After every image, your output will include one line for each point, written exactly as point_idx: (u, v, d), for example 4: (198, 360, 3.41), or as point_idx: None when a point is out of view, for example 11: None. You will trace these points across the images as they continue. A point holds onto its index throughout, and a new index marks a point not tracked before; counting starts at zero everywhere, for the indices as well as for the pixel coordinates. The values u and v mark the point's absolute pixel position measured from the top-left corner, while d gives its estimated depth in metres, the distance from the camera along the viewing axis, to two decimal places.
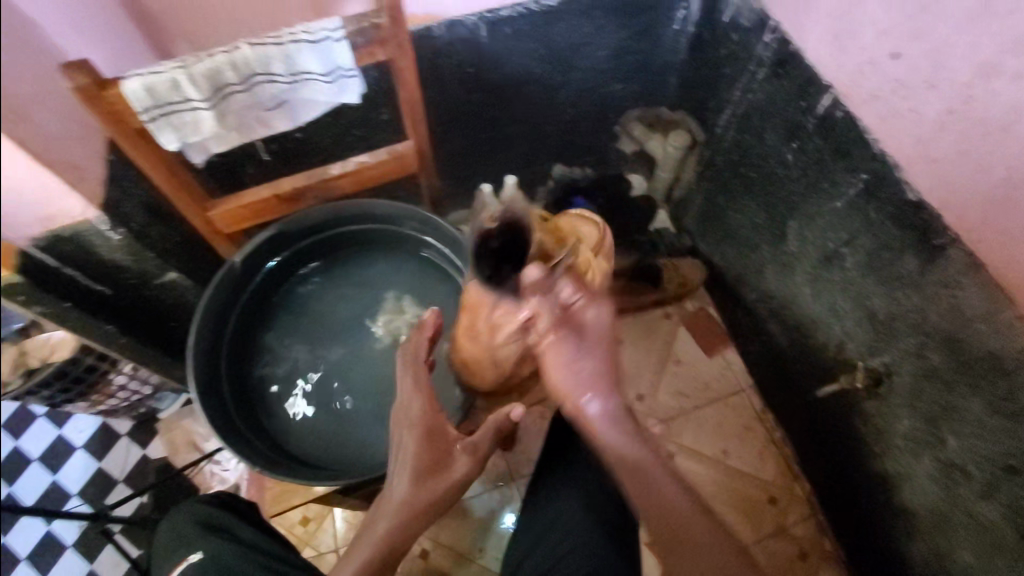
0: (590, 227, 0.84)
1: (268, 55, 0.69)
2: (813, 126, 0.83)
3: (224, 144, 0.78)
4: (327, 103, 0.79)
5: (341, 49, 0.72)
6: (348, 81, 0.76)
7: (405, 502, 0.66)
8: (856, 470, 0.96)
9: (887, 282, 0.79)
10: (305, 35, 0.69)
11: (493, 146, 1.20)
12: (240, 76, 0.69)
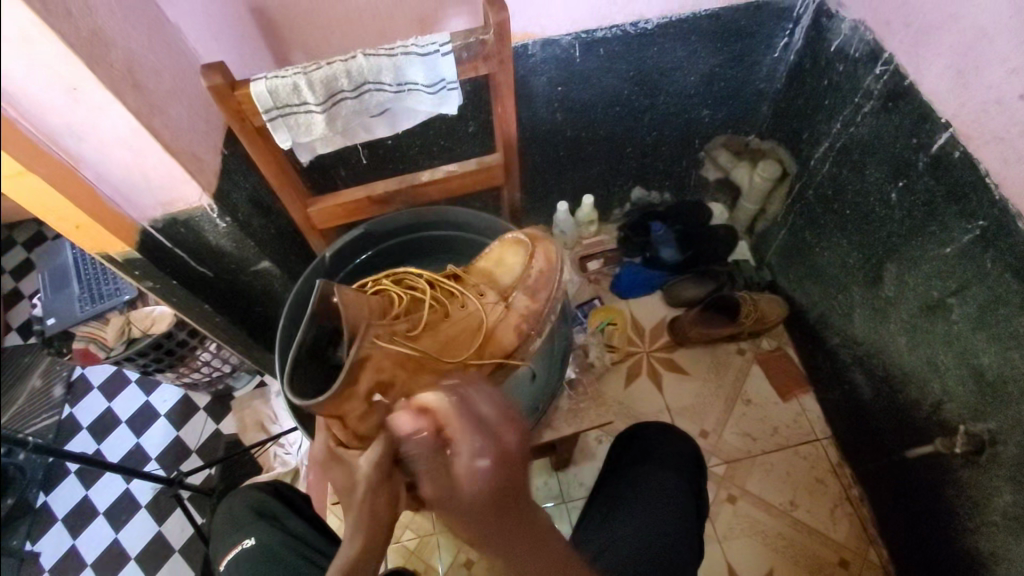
0: (517, 262, 0.83)
1: (380, 65, 0.73)
2: (924, 166, 0.78)
3: (330, 146, 0.83)
4: (427, 112, 0.82)
5: (447, 62, 0.74)
6: (449, 92, 0.79)
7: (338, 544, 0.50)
8: (947, 544, 0.87)
9: (1001, 340, 0.71)
10: (415, 48, 0.72)
11: (572, 164, 1.21)
12: (353, 83, 0.74)
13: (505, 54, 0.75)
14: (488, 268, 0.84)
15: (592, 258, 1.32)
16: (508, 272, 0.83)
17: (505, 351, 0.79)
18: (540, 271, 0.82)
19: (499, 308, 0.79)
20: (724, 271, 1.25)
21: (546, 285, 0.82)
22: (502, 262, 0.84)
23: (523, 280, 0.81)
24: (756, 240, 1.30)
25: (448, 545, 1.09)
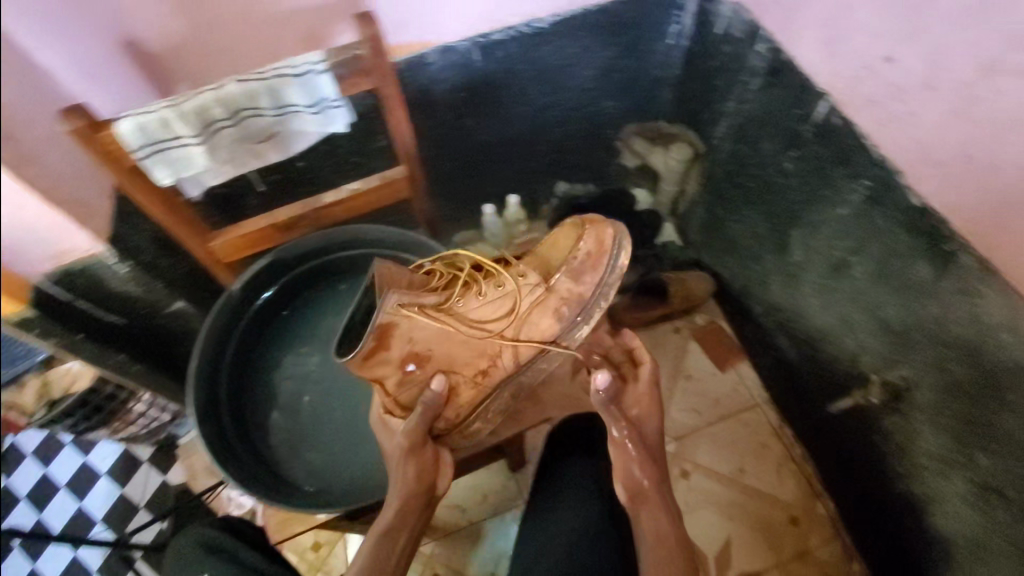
0: (564, 249, 0.80)
1: (254, 90, 0.71)
2: (811, 134, 0.82)
3: (218, 176, 0.81)
4: (316, 132, 0.82)
5: (327, 84, 0.74)
6: (334, 110, 0.79)
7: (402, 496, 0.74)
8: (881, 489, 0.91)
9: (898, 290, 0.75)
10: (288, 70, 0.71)
11: (493, 165, 1.22)
12: (227, 111, 0.72)
13: (386, 67, 0.75)
14: (547, 251, 0.82)
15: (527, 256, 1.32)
16: (559, 253, 0.80)
17: (541, 335, 0.79)
18: (587, 255, 0.77)
19: (540, 294, 0.77)
20: (649, 253, 1.30)
21: (594, 271, 0.78)
22: (556, 246, 0.81)
23: (570, 268, 0.77)
24: (680, 221, 1.35)
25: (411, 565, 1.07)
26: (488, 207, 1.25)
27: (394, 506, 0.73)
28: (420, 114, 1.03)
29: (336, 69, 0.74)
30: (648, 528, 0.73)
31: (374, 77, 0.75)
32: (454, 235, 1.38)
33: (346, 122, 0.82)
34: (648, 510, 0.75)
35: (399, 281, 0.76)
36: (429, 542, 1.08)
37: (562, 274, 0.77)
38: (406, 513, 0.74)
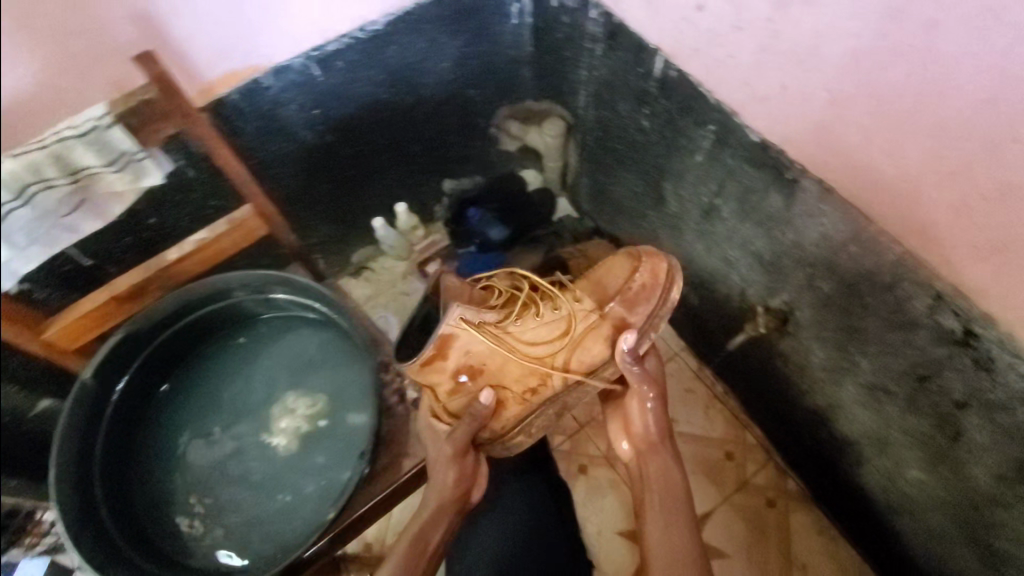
0: (619, 281, 0.80)
1: (36, 162, 0.69)
2: (656, 89, 0.84)
3: (28, 262, 0.75)
4: (129, 190, 0.82)
5: (128, 140, 0.76)
6: (141, 162, 0.80)
7: (438, 496, 0.76)
8: (793, 407, 0.96)
9: (761, 222, 0.79)
10: (69, 130, 0.70)
11: (370, 178, 1.18)
12: (12, 189, 0.68)
13: (183, 106, 0.77)
14: (599, 279, 0.82)
15: (430, 262, 1.31)
16: (613, 279, 0.81)
17: (593, 360, 0.79)
18: (642, 285, 0.78)
19: (593, 324, 0.78)
20: (548, 233, 1.29)
21: (648, 301, 0.78)
22: (609, 273, 0.82)
23: (623, 297, 0.78)
24: (571, 194, 1.36)
25: None
26: (376, 219, 1.23)
27: (431, 506, 0.76)
28: (274, 141, 0.97)
29: (130, 119, 0.74)
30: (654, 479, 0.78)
31: (174, 118, 0.77)
32: (352, 256, 1.32)
33: (161, 173, 0.84)
34: (658, 461, 0.80)
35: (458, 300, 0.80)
36: None
37: (628, 305, 0.78)
38: (442, 513, 0.76)
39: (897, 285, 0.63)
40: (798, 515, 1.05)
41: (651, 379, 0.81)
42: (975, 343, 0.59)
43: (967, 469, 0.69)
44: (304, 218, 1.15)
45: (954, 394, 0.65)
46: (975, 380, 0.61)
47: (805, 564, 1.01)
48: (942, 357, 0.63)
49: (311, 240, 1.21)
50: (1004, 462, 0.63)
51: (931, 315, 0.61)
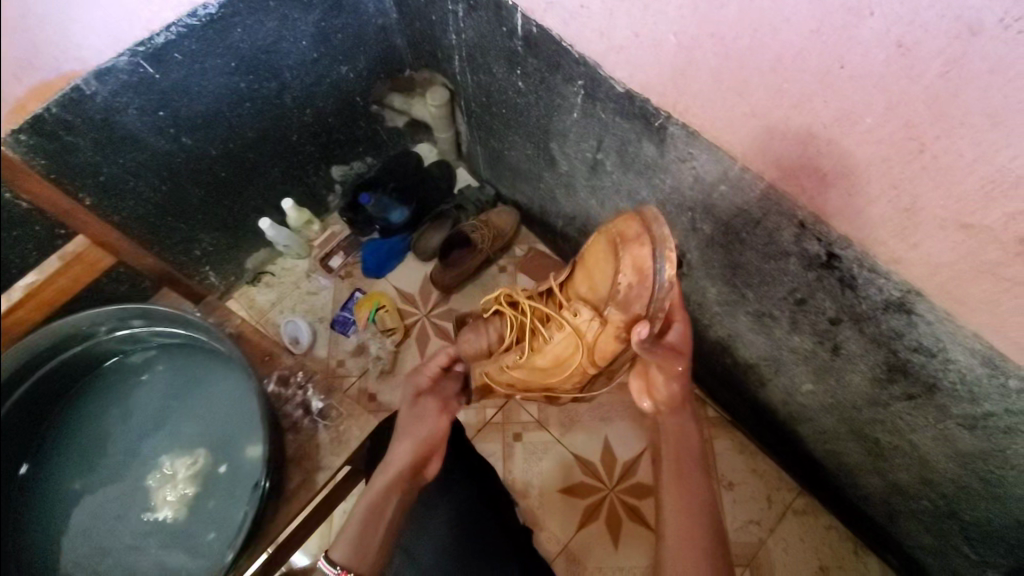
0: (607, 274, 0.70)
1: None
2: (522, 48, 0.81)
3: None
4: None
5: None
6: None
7: (397, 468, 0.66)
8: (702, 342, 1.01)
9: (642, 172, 0.79)
10: None
11: (247, 179, 1.09)
12: None
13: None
14: (588, 273, 0.73)
15: (333, 255, 1.27)
16: (604, 279, 0.71)
17: (614, 353, 0.72)
18: (629, 284, 0.67)
19: (597, 328, 0.70)
20: (451, 206, 1.26)
21: (642, 297, 0.67)
22: (597, 266, 0.72)
23: (613, 298, 0.68)
24: (469, 163, 1.32)
25: None
26: (262, 220, 1.13)
27: (388, 472, 0.66)
28: (119, 153, 0.86)
29: None
30: (669, 438, 0.75)
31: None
32: (246, 262, 1.23)
33: None
34: (679, 422, 0.77)
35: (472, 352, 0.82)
36: None
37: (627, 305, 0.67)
38: (398, 483, 0.66)
39: (766, 219, 0.66)
40: (721, 438, 1.12)
41: (673, 353, 0.74)
42: (837, 264, 0.62)
43: (847, 376, 0.75)
44: (181, 231, 1.05)
45: (827, 312, 0.69)
46: (842, 297, 0.65)
47: (731, 481, 1.09)
48: (813, 280, 0.67)
49: (194, 253, 1.11)
50: (875, 365, 0.69)
51: (798, 242, 0.65)
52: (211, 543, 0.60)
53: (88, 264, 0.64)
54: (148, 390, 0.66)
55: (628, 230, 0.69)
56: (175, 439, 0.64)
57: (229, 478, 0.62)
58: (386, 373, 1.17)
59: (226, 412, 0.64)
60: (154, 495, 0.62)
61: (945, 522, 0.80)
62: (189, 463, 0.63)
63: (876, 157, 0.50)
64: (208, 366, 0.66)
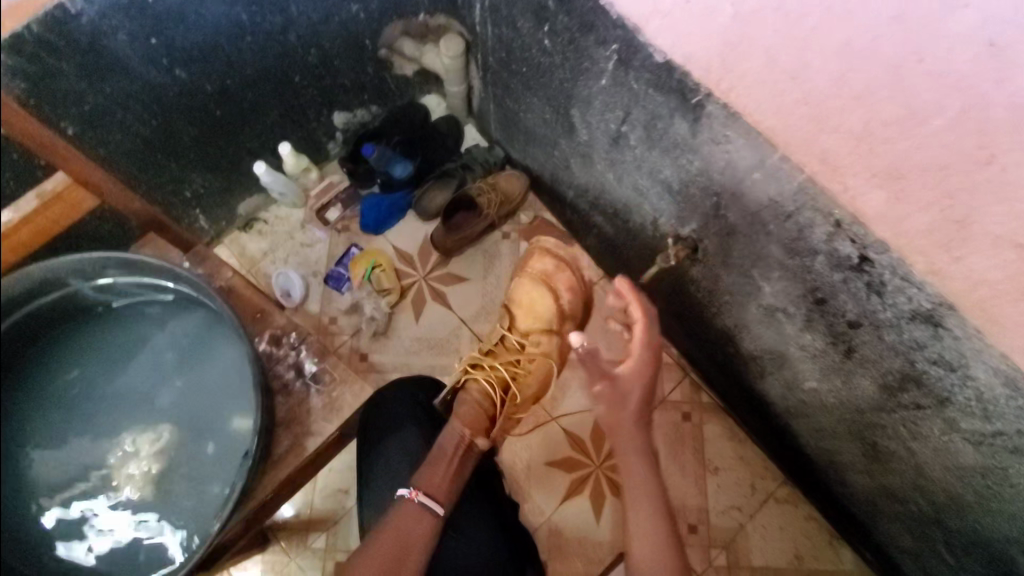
0: (547, 298, 0.97)
1: None
2: (554, 3, 0.76)
3: None
4: None
5: None
6: None
7: (449, 456, 0.72)
8: (705, 329, 0.99)
9: (669, 150, 0.75)
10: None
11: (242, 120, 1.02)
12: None
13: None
14: (530, 306, 0.96)
15: (328, 207, 1.21)
16: (545, 305, 0.96)
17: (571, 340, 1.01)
18: (569, 299, 0.99)
19: (557, 341, 0.95)
20: (457, 165, 1.20)
21: (577, 298, 1.00)
22: (537, 299, 0.97)
23: (562, 313, 0.97)
24: (478, 120, 1.25)
25: (310, 563, 1.02)
26: (257, 164, 1.06)
27: (445, 458, 0.72)
28: (106, 82, 0.79)
29: None
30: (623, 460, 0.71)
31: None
32: (238, 208, 1.18)
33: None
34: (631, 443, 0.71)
35: (477, 422, 0.77)
36: (322, 536, 1.04)
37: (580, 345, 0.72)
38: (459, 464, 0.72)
39: (799, 213, 0.62)
40: (710, 424, 1.12)
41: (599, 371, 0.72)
42: (868, 268, 0.59)
43: (855, 379, 0.73)
44: (172, 170, 0.99)
45: (847, 314, 0.67)
46: (867, 302, 0.63)
47: (718, 466, 1.09)
48: (838, 281, 0.65)
49: (184, 194, 1.05)
50: (887, 373, 0.68)
51: (829, 242, 0.62)
52: (190, 513, 0.55)
53: (70, 203, 0.59)
54: (118, 352, 0.59)
55: (542, 261, 1.02)
56: (142, 408, 0.58)
57: (207, 445, 0.57)
58: (378, 334, 1.14)
59: (206, 379, 0.59)
60: (118, 472, 0.56)
61: (928, 527, 0.81)
62: (153, 441, 0.57)
63: (936, 164, 0.48)
64: (188, 327, 0.59)
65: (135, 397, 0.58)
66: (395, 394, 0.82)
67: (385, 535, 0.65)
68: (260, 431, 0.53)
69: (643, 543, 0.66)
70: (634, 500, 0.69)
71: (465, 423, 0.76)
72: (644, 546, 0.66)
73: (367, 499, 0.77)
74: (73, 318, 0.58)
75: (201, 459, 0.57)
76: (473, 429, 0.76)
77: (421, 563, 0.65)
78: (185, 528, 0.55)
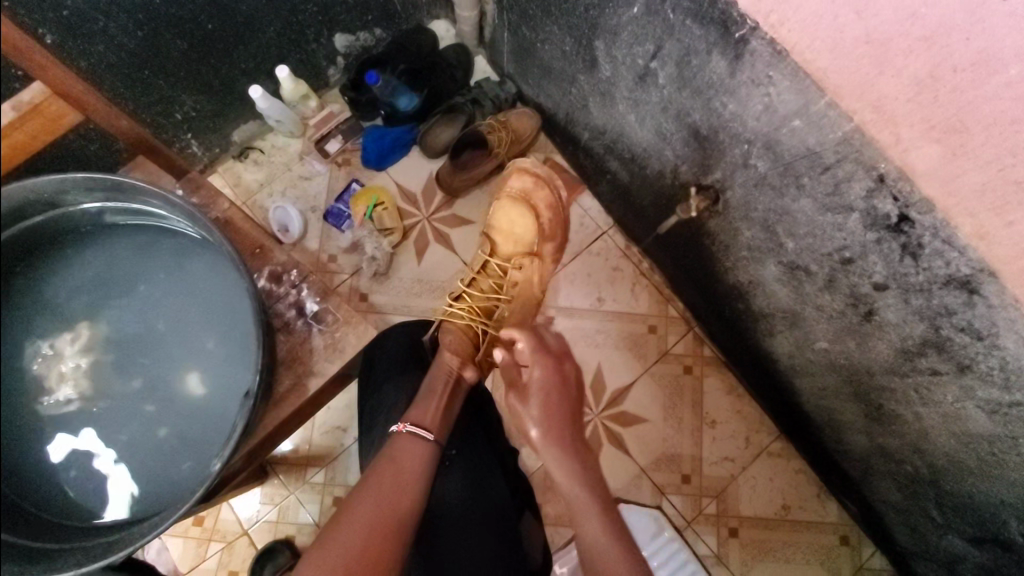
0: (526, 217, 0.97)
1: None
2: None
3: None
4: None
5: None
6: None
7: (432, 387, 0.71)
8: (716, 285, 0.96)
9: (700, 90, 0.69)
10: None
11: (236, 35, 0.94)
12: None
13: None
14: (508, 228, 0.97)
15: (328, 139, 1.14)
16: (524, 228, 0.97)
17: (545, 279, 0.97)
18: (548, 222, 1.00)
19: (537, 264, 0.96)
20: (466, 99, 1.12)
21: (557, 225, 1.02)
22: (516, 221, 0.97)
23: (541, 231, 0.99)
24: (490, 50, 1.17)
25: (308, 496, 1.04)
26: (253, 87, 0.99)
27: (430, 390, 0.71)
28: None
29: None
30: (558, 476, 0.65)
31: None
32: (232, 134, 1.11)
33: None
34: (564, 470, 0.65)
35: (462, 355, 0.77)
36: (320, 471, 1.05)
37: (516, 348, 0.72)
38: (448, 391, 0.71)
39: (839, 166, 0.59)
40: (711, 379, 1.11)
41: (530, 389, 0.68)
42: (906, 229, 0.57)
43: (870, 342, 0.72)
44: (160, 88, 0.93)
45: (874, 276, 0.64)
46: (898, 264, 0.60)
47: (715, 419, 1.09)
48: (870, 241, 0.62)
49: (174, 116, 0.99)
50: (907, 337, 0.66)
51: (868, 198, 0.58)
52: (139, 453, 0.51)
53: (48, 117, 0.54)
54: (84, 270, 0.53)
55: (522, 168, 1.01)
56: (73, 309, 0.52)
57: (155, 383, 0.52)
58: (378, 274, 1.11)
59: (177, 326, 0.54)
60: (45, 375, 0.49)
61: (921, 487, 0.82)
62: (74, 339, 0.51)
63: (1006, 117, 0.43)
64: (174, 264, 0.54)
65: (69, 301, 0.52)
66: (398, 336, 0.82)
67: (381, 468, 0.63)
68: (260, 370, 0.49)
69: (606, 544, 0.60)
70: (581, 501, 0.63)
71: (452, 354, 0.76)
72: (598, 533, 0.61)
73: (367, 440, 0.76)
74: (48, 238, 0.52)
75: (152, 386, 0.52)
76: (460, 359, 0.76)
77: (421, 485, 0.62)
78: (137, 464, 0.51)
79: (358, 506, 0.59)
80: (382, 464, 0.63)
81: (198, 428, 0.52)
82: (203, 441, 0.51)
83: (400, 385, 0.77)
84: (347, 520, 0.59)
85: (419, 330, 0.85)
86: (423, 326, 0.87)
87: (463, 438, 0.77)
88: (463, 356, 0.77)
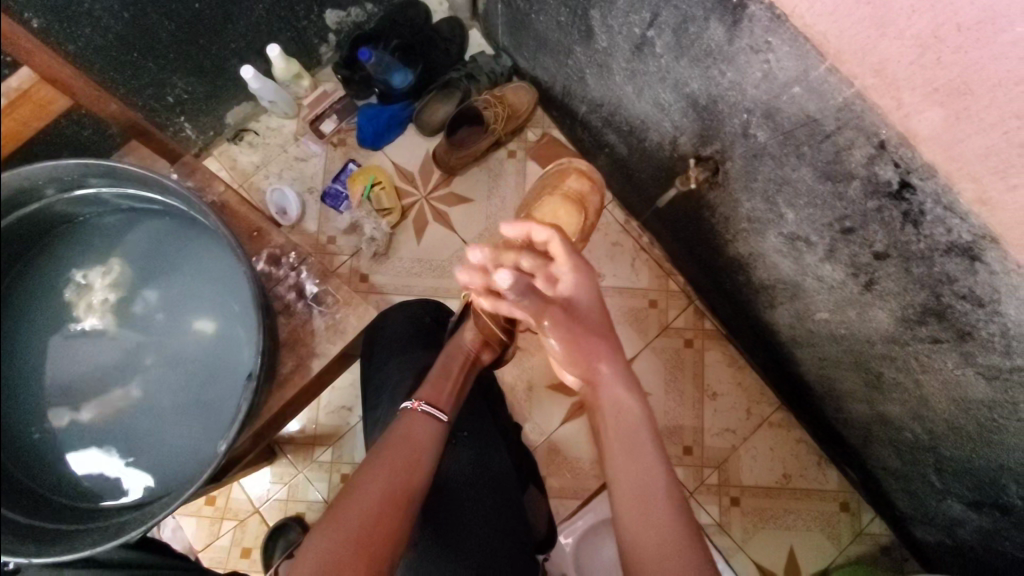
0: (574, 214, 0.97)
1: None
2: None
3: None
4: None
5: None
6: None
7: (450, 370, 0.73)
8: (716, 258, 0.96)
9: (698, 59, 0.68)
10: None
11: (224, 13, 0.92)
12: None
13: None
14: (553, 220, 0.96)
15: (323, 118, 1.13)
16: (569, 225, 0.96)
17: None
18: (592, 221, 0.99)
19: None
20: (461, 75, 1.11)
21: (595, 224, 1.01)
22: (561, 216, 0.97)
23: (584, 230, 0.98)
24: (483, 23, 1.14)
25: (317, 475, 1.06)
26: (245, 68, 0.97)
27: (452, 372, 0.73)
28: None
29: None
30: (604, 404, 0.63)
31: None
32: (226, 117, 1.10)
33: None
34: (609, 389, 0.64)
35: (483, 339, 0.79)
36: (327, 450, 1.06)
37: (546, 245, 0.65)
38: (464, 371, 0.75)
39: (841, 133, 0.58)
40: (712, 352, 1.11)
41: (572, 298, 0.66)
42: (908, 196, 0.56)
43: (870, 311, 0.72)
44: (151, 70, 0.91)
45: (875, 245, 0.64)
46: (899, 232, 0.60)
47: (716, 391, 1.10)
48: (871, 209, 0.61)
49: (167, 99, 0.98)
50: (908, 305, 0.66)
51: (869, 165, 0.58)
52: (157, 403, 0.52)
53: (38, 102, 0.53)
54: (109, 226, 0.54)
55: (567, 164, 1.02)
56: (107, 247, 0.54)
57: (174, 340, 0.53)
58: (377, 255, 1.11)
59: (196, 299, 0.54)
60: (74, 303, 0.52)
61: (921, 454, 0.83)
62: (106, 272, 0.53)
63: (1011, 77, 0.42)
64: (189, 237, 0.54)
65: (104, 244, 0.54)
66: (396, 317, 0.83)
67: (394, 443, 0.63)
68: (262, 352, 0.49)
69: (639, 471, 0.57)
70: (621, 426, 0.61)
71: (472, 338, 0.78)
72: (628, 466, 0.58)
73: (371, 419, 0.77)
74: (80, 212, 0.53)
75: (173, 339, 0.53)
76: (479, 342, 0.78)
77: (433, 459, 0.64)
78: (154, 421, 0.52)
79: (370, 478, 0.60)
80: (390, 439, 0.64)
81: (203, 413, 0.52)
82: (209, 423, 0.52)
83: (403, 364, 0.77)
84: (361, 490, 0.59)
85: (425, 308, 0.87)
86: (423, 306, 0.87)
87: (467, 416, 0.78)
88: (485, 337, 0.79)
